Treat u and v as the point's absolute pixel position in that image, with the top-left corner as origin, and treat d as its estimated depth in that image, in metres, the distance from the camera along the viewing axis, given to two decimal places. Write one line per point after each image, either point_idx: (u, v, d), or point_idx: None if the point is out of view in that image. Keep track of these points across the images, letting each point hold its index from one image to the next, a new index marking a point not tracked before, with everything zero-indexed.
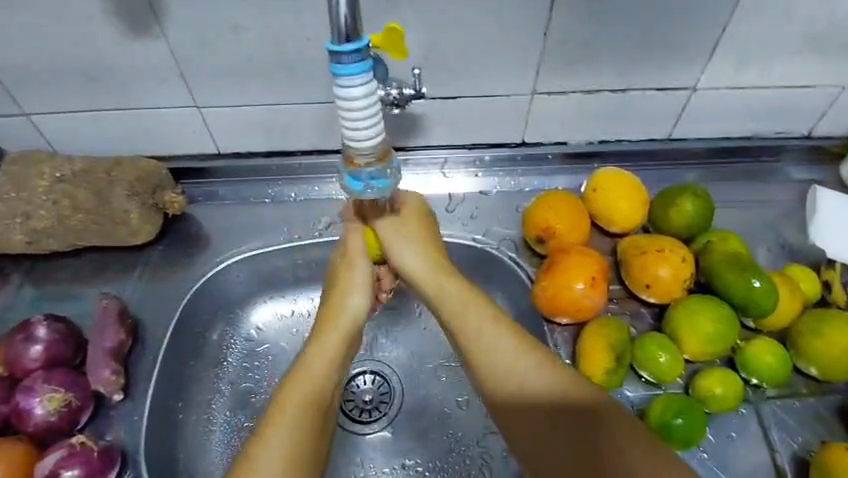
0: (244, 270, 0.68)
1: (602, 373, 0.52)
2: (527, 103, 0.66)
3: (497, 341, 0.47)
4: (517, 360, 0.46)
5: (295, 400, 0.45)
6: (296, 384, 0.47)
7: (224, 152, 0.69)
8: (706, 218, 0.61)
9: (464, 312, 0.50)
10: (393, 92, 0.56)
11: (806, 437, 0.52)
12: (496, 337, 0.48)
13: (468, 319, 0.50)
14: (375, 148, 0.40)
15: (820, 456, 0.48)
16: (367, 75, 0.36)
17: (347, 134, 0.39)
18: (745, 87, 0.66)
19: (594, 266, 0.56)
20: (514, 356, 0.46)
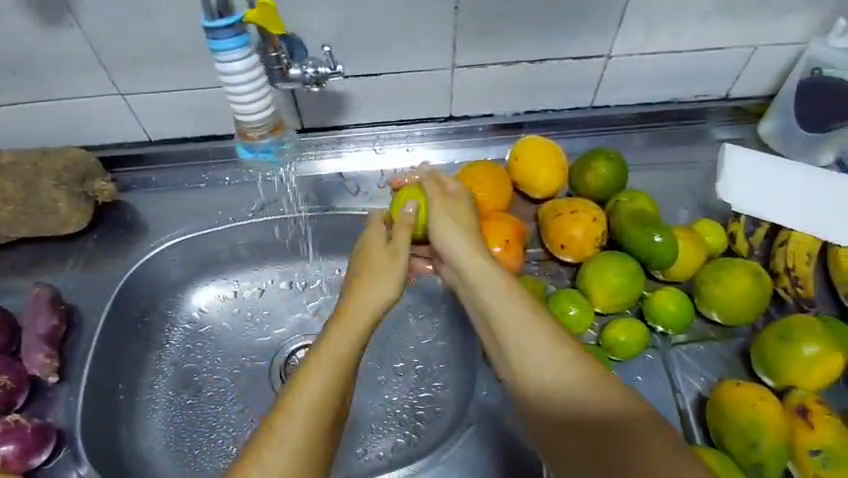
0: (179, 254, 0.69)
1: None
2: (449, 77, 0.68)
3: (530, 337, 0.46)
4: (548, 357, 0.44)
5: (313, 389, 0.43)
6: (316, 372, 0.44)
7: (154, 139, 0.70)
8: (619, 180, 0.64)
9: (506, 308, 0.48)
10: (309, 70, 0.58)
11: (707, 378, 0.56)
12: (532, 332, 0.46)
13: (514, 311, 0.48)
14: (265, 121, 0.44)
15: (716, 394, 0.51)
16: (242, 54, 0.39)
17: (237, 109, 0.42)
18: (657, 52, 0.69)
19: (509, 229, 0.58)
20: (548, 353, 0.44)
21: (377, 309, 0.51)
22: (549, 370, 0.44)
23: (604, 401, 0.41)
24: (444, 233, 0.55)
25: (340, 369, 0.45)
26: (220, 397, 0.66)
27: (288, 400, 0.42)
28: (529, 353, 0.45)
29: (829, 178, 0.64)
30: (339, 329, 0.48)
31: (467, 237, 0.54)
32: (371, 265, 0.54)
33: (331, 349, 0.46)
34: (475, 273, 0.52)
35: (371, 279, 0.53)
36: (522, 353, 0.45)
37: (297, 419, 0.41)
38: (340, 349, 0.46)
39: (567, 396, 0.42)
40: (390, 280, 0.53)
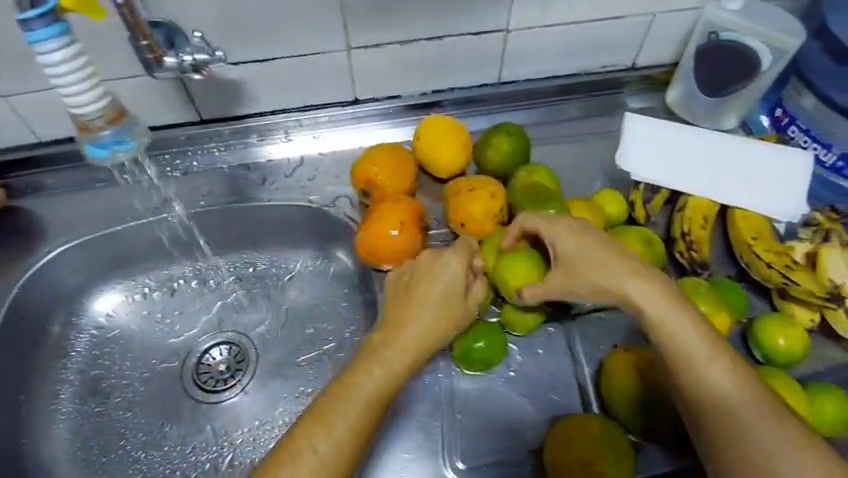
0: (79, 257, 0.67)
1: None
2: (346, 59, 0.66)
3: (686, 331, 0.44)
4: (699, 346, 0.44)
5: (340, 418, 0.44)
6: (340, 401, 0.44)
7: (45, 139, 0.66)
8: (521, 154, 0.64)
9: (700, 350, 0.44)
10: (187, 58, 0.56)
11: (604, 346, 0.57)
12: (678, 320, 0.44)
13: (693, 353, 0.44)
14: (100, 111, 0.48)
15: (607, 365, 0.53)
16: (57, 40, 0.43)
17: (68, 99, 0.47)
18: (555, 25, 0.68)
19: (405, 211, 0.57)
20: (698, 343, 0.44)
21: (422, 338, 0.48)
22: (702, 355, 0.43)
23: (733, 390, 0.43)
24: (595, 277, 0.47)
25: (369, 405, 0.45)
26: (129, 402, 0.64)
27: (325, 427, 0.43)
28: (674, 341, 0.44)
29: (739, 146, 0.65)
30: (374, 353, 0.47)
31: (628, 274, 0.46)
32: (424, 291, 0.49)
33: (370, 375, 0.45)
34: (644, 314, 0.46)
35: (415, 307, 0.49)
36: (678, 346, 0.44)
37: (317, 449, 0.43)
38: (368, 378, 0.45)
39: (775, 444, 0.41)
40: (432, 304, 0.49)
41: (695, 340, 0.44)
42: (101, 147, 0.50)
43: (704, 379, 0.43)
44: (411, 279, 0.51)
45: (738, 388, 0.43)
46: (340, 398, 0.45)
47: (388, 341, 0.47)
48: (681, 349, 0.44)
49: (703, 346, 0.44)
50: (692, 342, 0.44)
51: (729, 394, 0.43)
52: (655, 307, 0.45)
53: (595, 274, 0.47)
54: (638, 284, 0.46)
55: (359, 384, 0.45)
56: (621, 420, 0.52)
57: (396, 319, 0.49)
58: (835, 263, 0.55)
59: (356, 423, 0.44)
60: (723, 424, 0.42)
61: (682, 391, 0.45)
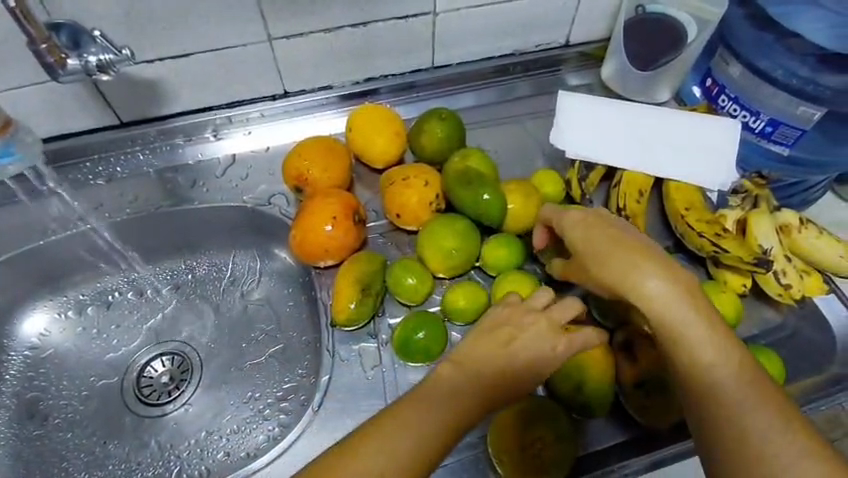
0: (1, 276, 0.63)
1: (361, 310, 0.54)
2: (269, 50, 0.64)
3: (692, 321, 0.39)
4: (703, 334, 0.38)
5: (400, 440, 0.37)
6: (398, 421, 0.38)
7: None
8: (456, 138, 0.63)
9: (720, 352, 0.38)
10: (92, 58, 0.53)
11: None
12: (682, 308, 0.39)
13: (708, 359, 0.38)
14: None
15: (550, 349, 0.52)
16: None
17: None
18: (483, 4, 0.67)
19: (337, 205, 0.56)
20: (700, 332, 0.38)
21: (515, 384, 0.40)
22: (704, 347, 0.38)
23: (739, 385, 0.38)
24: (613, 273, 0.41)
25: (439, 439, 0.38)
26: (69, 423, 0.62)
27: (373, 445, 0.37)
28: (676, 325, 0.39)
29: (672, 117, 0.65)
30: (450, 385, 0.40)
31: (652, 269, 0.40)
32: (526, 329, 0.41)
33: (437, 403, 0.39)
34: (661, 310, 0.39)
35: (511, 354, 0.40)
36: (680, 335, 0.38)
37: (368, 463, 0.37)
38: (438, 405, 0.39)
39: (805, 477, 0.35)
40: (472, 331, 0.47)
41: (697, 329, 0.38)
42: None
43: (701, 375, 0.38)
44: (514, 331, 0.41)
45: (739, 378, 0.38)
46: (397, 416, 0.38)
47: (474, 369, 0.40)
48: (686, 342, 0.38)
49: (710, 338, 0.38)
50: (700, 338, 0.38)
51: (732, 389, 0.38)
52: (673, 307, 0.39)
53: (616, 257, 0.41)
54: (648, 272, 0.40)
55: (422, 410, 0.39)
56: (561, 398, 0.52)
57: (481, 359, 0.40)
58: (762, 229, 0.57)
59: (411, 455, 0.37)
60: (717, 418, 0.37)
61: (697, 393, 0.38)
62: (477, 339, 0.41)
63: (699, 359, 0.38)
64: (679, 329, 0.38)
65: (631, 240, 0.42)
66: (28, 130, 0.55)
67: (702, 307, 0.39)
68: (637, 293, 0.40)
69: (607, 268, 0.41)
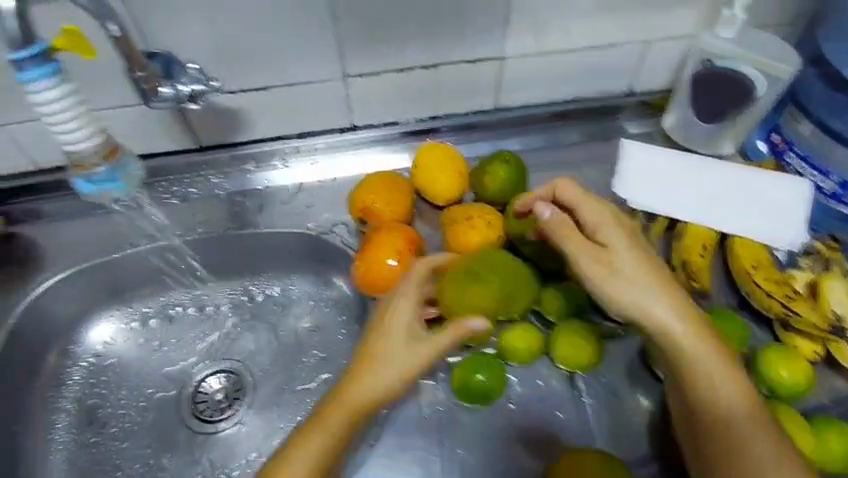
0: (76, 284, 0.66)
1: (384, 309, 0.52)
2: (342, 87, 0.66)
3: (721, 371, 0.47)
4: (726, 387, 0.48)
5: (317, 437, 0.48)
6: (328, 416, 0.48)
7: (44, 167, 0.67)
8: (518, 181, 0.63)
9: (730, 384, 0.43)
10: (185, 89, 0.56)
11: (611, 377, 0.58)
12: (710, 363, 0.47)
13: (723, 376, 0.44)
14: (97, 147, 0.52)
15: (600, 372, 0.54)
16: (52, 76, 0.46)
17: (58, 132, 0.49)
18: (551, 52, 0.68)
19: (403, 240, 0.57)
20: (722, 378, 0.47)
21: (372, 397, 0.48)
22: (728, 394, 0.47)
23: None
24: (622, 283, 0.47)
25: (340, 432, 0.48)
26: (126, 432, 0.64)
27: (325, 425, 0.48)
28: (700, 372, 0.48)
29: (748, 173, 0.65)
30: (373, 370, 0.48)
31: (662, 287, 0.48)
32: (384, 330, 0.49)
33: (368, 377, 0.48)
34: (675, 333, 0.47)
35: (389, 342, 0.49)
36: (697, 374, 0.48)
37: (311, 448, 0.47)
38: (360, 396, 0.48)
39: None
40: (401, 324, 0.49)
41: (720, 374, 0.47)
42: (92, 183, 0.53)
43: None
44: (378, 327, 0.50)
45: None
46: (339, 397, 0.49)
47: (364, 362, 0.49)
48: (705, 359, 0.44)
49: (726, 383, 0.47)
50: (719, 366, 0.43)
51: None
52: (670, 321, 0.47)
53: (626, 263, 0.48)
54: (676, 320, 0.47)
55: (369, 379, 0.48)
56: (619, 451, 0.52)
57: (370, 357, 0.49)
58: (836, 295, 0.57)
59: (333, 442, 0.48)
60: (722, 439, 0.47)
61: None
62: (375, 335, 0.49)
63: (712, 397, 0.48)
64: (699, 377, 0.48)
65: (655, 264, 0.48)
66: (126, 148, 0.57)
67: (697, 325, 0.48)
68: (670, 345, 0.48)
69: (662, 326, 0.47)
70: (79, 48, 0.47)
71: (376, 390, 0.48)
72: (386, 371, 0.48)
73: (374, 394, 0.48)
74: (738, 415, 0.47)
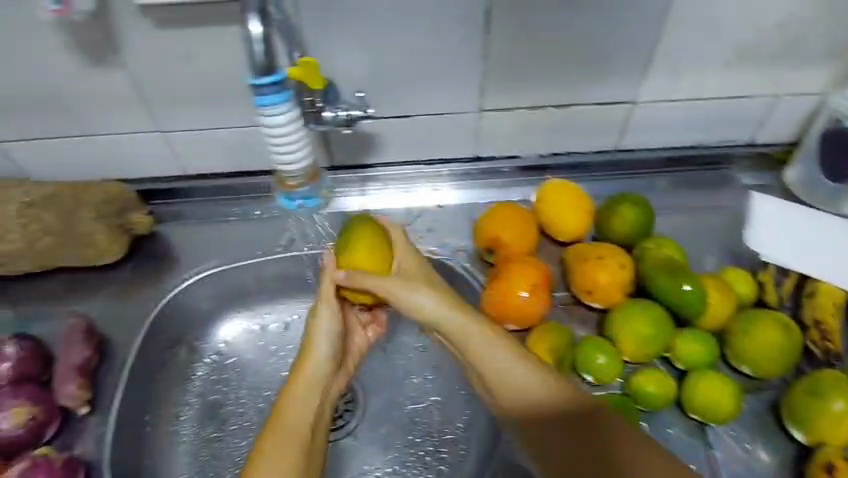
0: (210, 285, 0.70)
1: (367, 254, 0.55)
2: (475, 120, 0.69)
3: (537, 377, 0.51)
4: (546, 389, 0.51)
5: (282, 427, 0.49)
6: (293, 404, 0.51)
7: (190, 173, 0.71)
8: (646, 224, 0.64)
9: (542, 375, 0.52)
10: (343, 113, 0.59)
11: (738, 431, 0.59)
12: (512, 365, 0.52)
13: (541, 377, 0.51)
14: (306, 171, 0.55)
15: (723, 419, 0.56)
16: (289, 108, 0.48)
17: (279, 157, 0.51)
18: (682, 98, 0.69)
19: (536, 274, 0.60)
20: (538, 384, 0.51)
21: (321, 379, 0.53)
22: (541, 392, 0.51)
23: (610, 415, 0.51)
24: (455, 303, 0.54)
25: (298, 439, 0.49)
26: (244, 431, 0.67)
27: (286, 424, 0.50)
28: (496, 382, 0.52)
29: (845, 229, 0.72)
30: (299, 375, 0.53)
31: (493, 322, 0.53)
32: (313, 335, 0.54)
33: (304, 380, 0.52)
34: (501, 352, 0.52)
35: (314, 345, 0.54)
36: (526, 388, 0.51)
37: (292, 449, 0.49)
38: (311, 386, 0.52)
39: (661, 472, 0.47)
40: (326, 337, 0.54)
41: (541, 383, 0.51)
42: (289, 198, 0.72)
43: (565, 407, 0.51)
44: (310, 326, 0.54)
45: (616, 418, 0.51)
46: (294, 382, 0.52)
47: (301, 369, 0.53)
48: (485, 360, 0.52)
49: (541, 384, 0.51)
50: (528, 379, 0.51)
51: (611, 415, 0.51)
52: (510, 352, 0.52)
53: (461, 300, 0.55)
54: (497, 348, 0.52)
55: (306, 374, 0.53)
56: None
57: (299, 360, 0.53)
58: None
59: (301, 426, 0.50)
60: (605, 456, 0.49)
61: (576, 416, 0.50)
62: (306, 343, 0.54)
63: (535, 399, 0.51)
64: (518, 384, 0.51)
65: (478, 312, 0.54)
66: (320, 174, 0.71)
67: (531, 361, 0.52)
68: (490, 363, 0.52)
69: (457, 339, 0.53)
70: (310, 77, 0.54)
71: (309, 412, 0.51)
72: (308, 389, 0.52)
73: (306, 416, 0.51)
74: (563, 408, 0.50)
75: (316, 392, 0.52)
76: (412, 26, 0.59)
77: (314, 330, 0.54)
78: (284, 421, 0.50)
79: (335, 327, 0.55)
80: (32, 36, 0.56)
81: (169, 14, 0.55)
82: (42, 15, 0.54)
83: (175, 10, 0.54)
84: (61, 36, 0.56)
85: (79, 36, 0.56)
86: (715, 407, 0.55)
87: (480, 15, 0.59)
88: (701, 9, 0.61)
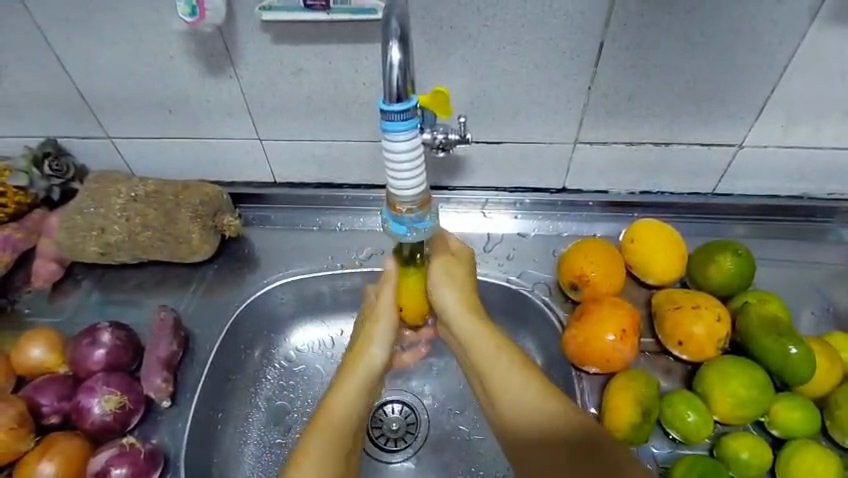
0: (288, 291, 0.72)
1: (411, 292, 0.58)
2: (569, 151, 0.68)
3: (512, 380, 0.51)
4: (524, 395, 0.50)
5: (333, 411, 0.52)
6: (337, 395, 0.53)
7: (279, 181, 0.73)
8: (746, 277, 0.60)
9: (522, 381, 0.51)
10: (439, 136, 0.56)
11: None
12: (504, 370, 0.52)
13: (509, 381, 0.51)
14: (416, 197, 0.44)
15: None
16: (412, 131, 0.40)
17: (392, 183, 0.43)
18: (793, 146, 0.66)
19: (625, 318, 0.57)
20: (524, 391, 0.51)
21: (372, 370, 0.55)
22: (532, 403, 0.50)
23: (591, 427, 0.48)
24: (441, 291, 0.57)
25: (337, 434, 0.51)
26: None
27: (330, 415, 0.52)
28: (504, 399, 0.51)
29: None
30: (353, 367, 0.55)
31: (463, 303, 0.56)
32: (374, 328, 0.57)
33: (354, 377, 0.54)
34: (486, 358, 0.53)
35: (368, 345, 0.56)
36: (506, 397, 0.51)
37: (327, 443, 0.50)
38: (357, 376, 0.54)
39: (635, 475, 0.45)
40: (380, 344, 0.56)
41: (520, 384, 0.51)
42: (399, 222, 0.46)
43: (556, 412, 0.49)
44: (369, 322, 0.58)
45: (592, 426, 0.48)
46: (349, 372, 0.55)
47: (349, 371, 0.55)
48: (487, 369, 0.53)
49: (541, 398, 0.50)
50: (508, 378, 0.51)
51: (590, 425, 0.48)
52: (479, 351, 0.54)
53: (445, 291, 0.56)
54: (486, 341, 0.54)
55: (362, 363, 0.55)
56: None
57: (352, 358, 0.56)
58: None
59: (342, 414, 0.52)
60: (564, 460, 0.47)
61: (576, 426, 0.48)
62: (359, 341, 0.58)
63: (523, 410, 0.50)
64: (505, 391, 0.51)
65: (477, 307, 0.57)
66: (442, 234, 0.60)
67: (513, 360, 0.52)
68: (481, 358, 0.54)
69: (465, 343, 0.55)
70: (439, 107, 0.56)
71: (351, 410, 0.52)
72: (359, 386, 0.54)
73: (348, 416, 0.52)
74: (552, 424, 0.48)
75: (364, 391, 0.54)
76: (520, 55, 0.59)
77: (370, 335, 0.57)
78: (329, 415, 0.52)
79: (388, 338, 0.57)
80: (161, 42, 0.59)
81: (290, 30, 0.57)
82: (175, 25, 0.58)
83: (295, 26, 0.56)
84: (185, 45, 0.59)
85: (201, 46, 0.59)
86: None
87: (592, 49, 0.58)
88: (833, 56, 0.57)
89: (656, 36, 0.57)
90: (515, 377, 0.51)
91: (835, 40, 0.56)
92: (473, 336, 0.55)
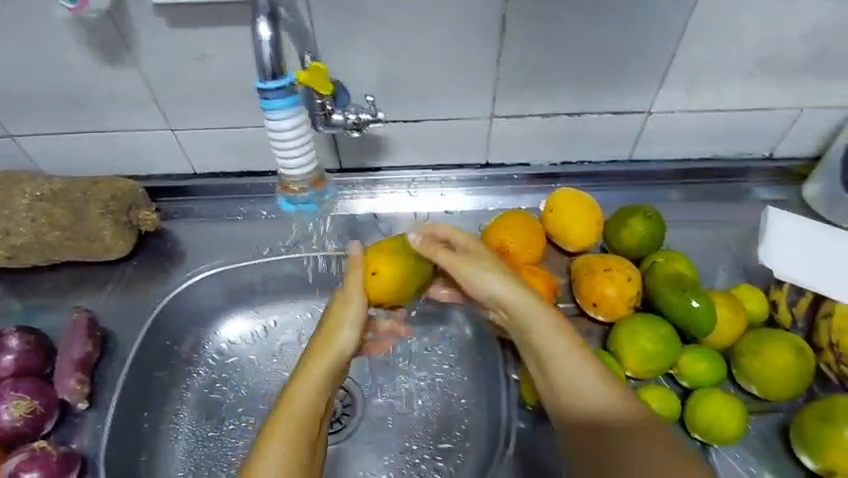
0: (216, 284, 0.70)
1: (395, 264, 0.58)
2: (487, 125, 0.68)
3: (556, 343, 0.51)
4: (584, 378, 0.49)
5: (303, 393, 0.50)
6: (302, 380, 0.51)
7: (200, 172, 0.72)
8: (656, 238, 0.63)
9: (569, 360, 0.50)
10: (352, 116, 0.57)
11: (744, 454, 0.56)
12: (547, 328, 0.52)
13: (557, 357, 0.51)
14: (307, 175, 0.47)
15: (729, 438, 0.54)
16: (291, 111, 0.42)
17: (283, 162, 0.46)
18: (699, 109, 0.68)
19: (540, 285, 0.59)
20: (579, 364, 0.50)
21: (344, 349, 0.54)
22: (584, 383, 0.49)
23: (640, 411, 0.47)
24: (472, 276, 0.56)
25: (302, 423, 0.48)
26: (242, 431, 0.66)
27: (297, 401, 0.49)
28: (562, 377, 0.50)
29: None
30: (321, 348, 0.53)
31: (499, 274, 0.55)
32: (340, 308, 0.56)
33: (326, 353, 0.53)
34: (538, 331, 0.52)
35: (338, 324, 0.55)
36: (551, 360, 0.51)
37: (301, 435, 0.47)
38: (327, 355, 0.53)
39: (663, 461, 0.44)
40: (351, 323, 0.56)
41: (565, 354, 0.50)
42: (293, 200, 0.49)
43: (607, 398, 0.48)
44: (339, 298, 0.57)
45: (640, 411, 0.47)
46: (321, 351, 0.53)
47: (316, 352, 0.53)
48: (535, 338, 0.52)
49: (602, 383, 0.48)
50: (560, 352, 0.51)
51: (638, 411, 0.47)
52: (547, 339, 0.52)
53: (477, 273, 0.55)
54: (543, 318, 0.52)
55: (332, 338, 0.54)
56: None
57: (323, 338, 0.54)
58: None
59: (312, 400, 0.50)
60: (605, 445, 0.46)
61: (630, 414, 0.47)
62: (326, 320, 0.56)
63: (578, 384, 0.49)
64: (565, 371, 0.50)
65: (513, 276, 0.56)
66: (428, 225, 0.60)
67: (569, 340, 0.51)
68: (536, 339, 0.52)
69: (522, 320, 0.53)
70: (319, 83, 0.51)
71: (318, 395, 0.51)
72: (328, 368, 0.52)
73: (314, 400, 0.50)
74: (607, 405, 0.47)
75: (331, 377, 0.52)
76: (426, 31, 0.59)
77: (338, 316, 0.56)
78: (294, 400, 0.49)
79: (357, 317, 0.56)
80: (49, 32, 0.56)
81: (184, 13, 0.55)
82: (59, 13, 0.55)
83: (189, 9, 0.54)
84: (76, 34, 0.57)
85: (93, 34, 0.57)
86: (720, 432, 0.53)
87: (495, 21, 0.58)
88: (727, 20, 0.59)
89: (555, 6, 0.57)
90: (577, 361, 0.50)
91: (727, 3, 0.58)
92: (530, 311, 0.53)
